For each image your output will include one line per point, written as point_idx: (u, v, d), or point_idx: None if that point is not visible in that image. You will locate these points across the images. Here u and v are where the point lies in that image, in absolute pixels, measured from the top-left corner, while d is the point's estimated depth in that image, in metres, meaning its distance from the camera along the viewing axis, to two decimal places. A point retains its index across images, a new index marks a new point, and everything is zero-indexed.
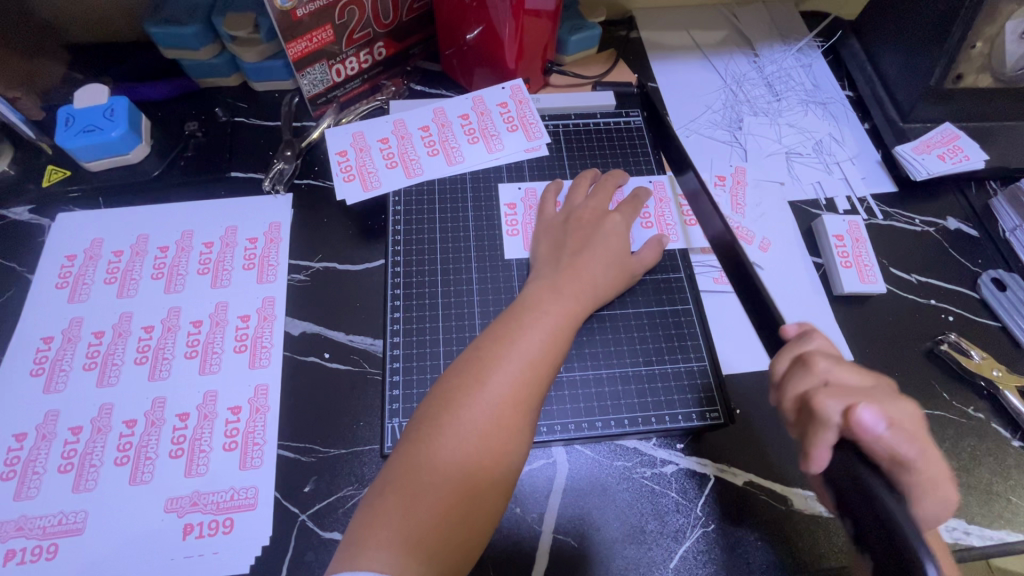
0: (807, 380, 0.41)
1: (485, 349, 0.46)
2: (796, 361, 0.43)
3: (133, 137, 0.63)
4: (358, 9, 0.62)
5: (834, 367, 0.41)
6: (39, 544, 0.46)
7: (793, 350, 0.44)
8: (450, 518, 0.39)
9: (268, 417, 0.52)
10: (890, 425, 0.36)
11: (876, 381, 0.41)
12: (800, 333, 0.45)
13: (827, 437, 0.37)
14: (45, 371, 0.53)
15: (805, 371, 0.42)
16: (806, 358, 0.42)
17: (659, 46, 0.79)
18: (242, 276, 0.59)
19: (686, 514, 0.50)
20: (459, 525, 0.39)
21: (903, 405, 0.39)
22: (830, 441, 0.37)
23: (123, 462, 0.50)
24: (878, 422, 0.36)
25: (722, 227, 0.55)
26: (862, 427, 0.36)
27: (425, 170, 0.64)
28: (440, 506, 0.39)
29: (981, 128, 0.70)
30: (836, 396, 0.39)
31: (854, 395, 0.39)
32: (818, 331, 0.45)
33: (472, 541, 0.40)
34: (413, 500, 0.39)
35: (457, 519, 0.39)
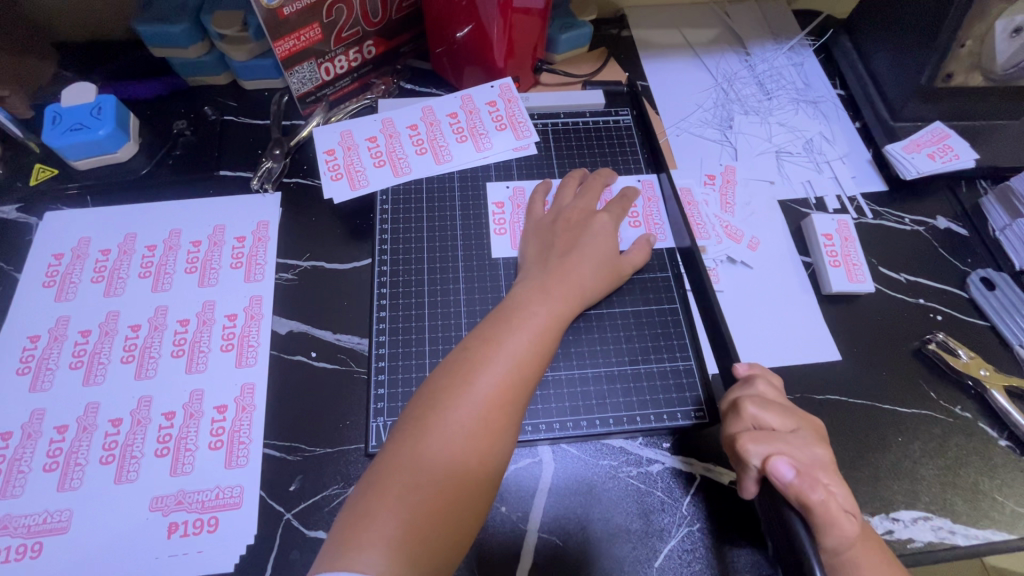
0: (737, 425, 0.46)
1: (472, 351, 0.46)
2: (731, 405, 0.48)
3: (121, 134, 0.63)
4: (346, 7, 0.62)
5: (761, 411, 0.46)
6: (23, 543, 0.46)
7: (731, 392, 0.49)
8: (434, 520, 0.39)
9: (254, 416, 0.52)
10: (798, 472, 0.41)
11: (797, 423, 0.46)
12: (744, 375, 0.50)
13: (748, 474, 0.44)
14: (31, 370, 0.53)
15: (736, 415, 0.47)
16: (737, 403, 0.47)
17: (650, 45, 0.79)
18: (229, 276, 0.59)
19: (671, 513, 0.50)
20: (443, 527, 0.39)
21: (815, 451, 0.44)
22: (750, 478, 0.44)
23: (108, 461, 0.50)
24: (787, 470, 0.41)
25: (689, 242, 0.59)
26: (774, 474, 0.41)
27: (413, 169, 0.64)
28: (425, 507, 0.39)
29: (971, 128, 0.70)
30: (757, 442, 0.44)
31: (773, 441, 0.44)
32: (760, 376, 0.49)
33: (456, 543, 0.40)
34: (397, 502, 0.39)
35: (441, 521, 0.39)
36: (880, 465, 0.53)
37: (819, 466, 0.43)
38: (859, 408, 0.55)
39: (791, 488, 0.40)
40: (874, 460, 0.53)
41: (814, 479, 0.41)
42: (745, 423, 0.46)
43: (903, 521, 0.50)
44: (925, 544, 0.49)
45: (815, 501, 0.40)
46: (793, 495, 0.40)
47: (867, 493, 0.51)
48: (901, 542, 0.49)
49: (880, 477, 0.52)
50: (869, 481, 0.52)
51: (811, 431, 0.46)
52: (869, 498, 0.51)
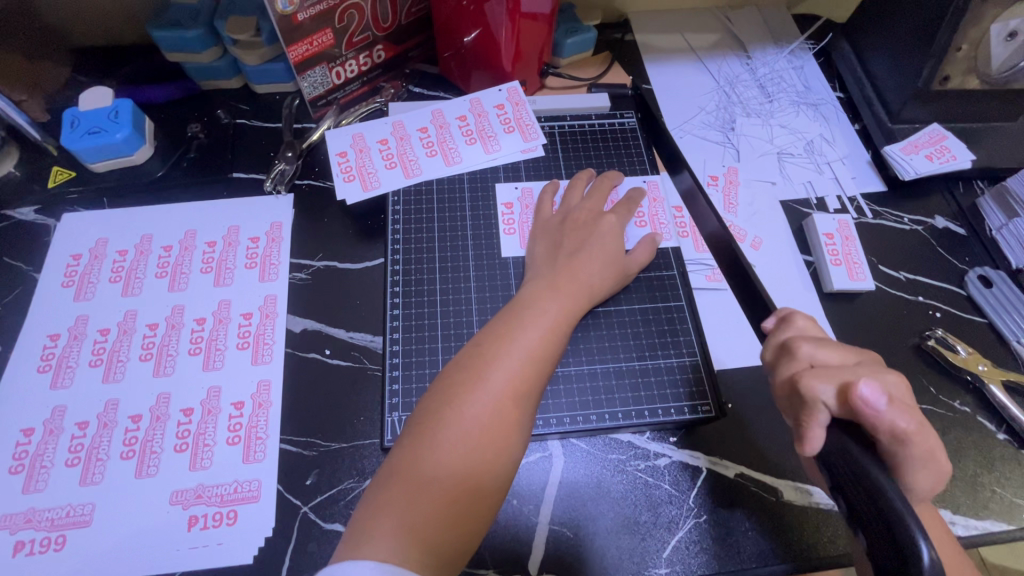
0: (791, 365, 0.42)
1: (486, 346, 0.47)
2: (781, 350, 0.44)
3: (137, 137, 0.64)
4: (357, 12, 0.63)
5: (816, 349, 0.42)
6: (47, 536, 0.47)
7: (774, 339, 0.45)
8: (451, 509, 0.40)
9: (271, 412, 0.54)
10: (888, 398, 0.36)
11: (859, 356, 0.41)
12: (779, 320, 0.47)
13: (817, 419, 0.38)
14: (52, 368, 0.55)
15: (788, 357, 0.43)
16: (789, 344, 0.43)
17: (653, 49, 0.80)
18: (244, 275, 0.60)
19: (678, 505, 0.51)
20: (460, 515, 0.40)
21: (889, 377, 0.39)
22: (821, 421, 0.38)
23: (129, 456, 0.51)
24: (879, 399, 0.36)
25: (717, 225, 0.57)
26: (858, 400, 0.36)
27: (424, 171, 0.65)
28: (443, 497, 0.40)
29: (968, 129, 0.71)
30: (825, 375, 0.39)
31: (838, 372, 0.39)
32: (796, 314, 0.46)
33: (472, 531, 0.41)
34: (416, 492, 0.40)
35: (459, 510, 0.41)
36: None
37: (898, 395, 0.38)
38: None
39: (881, 416, 0.36)
40: None
41: (902, 406, 0.36)
42: (800, 363, 0.41)
43: None
44: None
45: (905, 428, 0.35)
46: (881, 423, 0.36)
47: None
48: None
49: None
50: None
51: (874, 361, 0.41)
52: None
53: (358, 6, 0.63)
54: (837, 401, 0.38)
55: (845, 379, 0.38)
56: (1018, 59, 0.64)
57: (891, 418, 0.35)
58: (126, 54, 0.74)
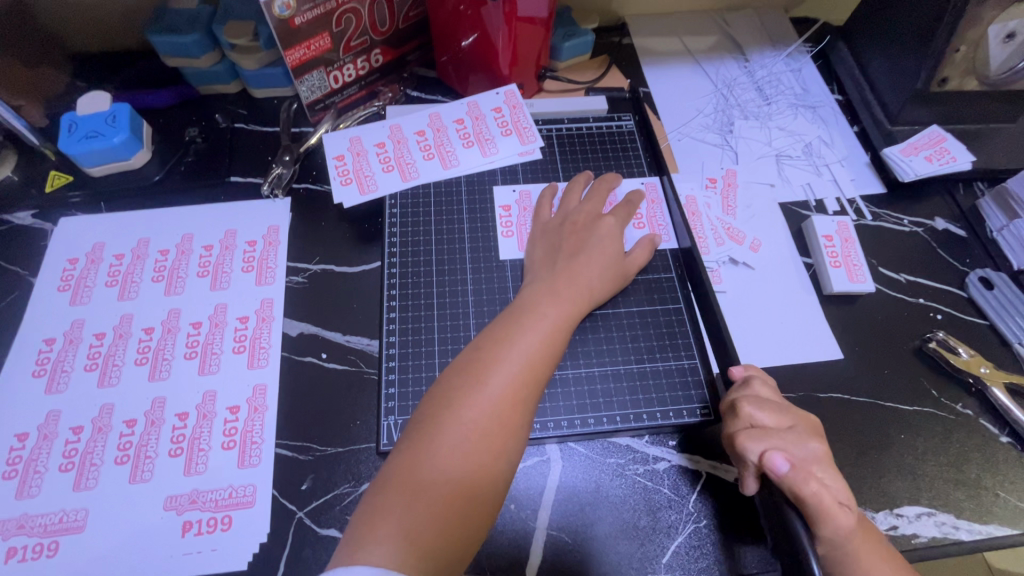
0: (733, 424, 0.47)
1: (485, 350, 0.47)
2: (728, 407, 0.49)
3: (135, 141, 0.64)
4: (355, 16, 0.63)
5: (757, 410, 0.47)
6: (40, 542, 0.47)
7: (730, 396, 0.50)
8: (449, 515, 0.40)
9: (267, 416, 0.53)
10: (792, 464, 0.43)
11: (793, 420, 0.47)
12: (741, 378, 0.51)
13: (748, 472, 0.45)
14: (47, 372, 0.54)
15: (732, 415, 0.48)
16: (734, 403, 0.48)
17: (651, 53, 0.80)
18: (241, 279, 0.60)
19: (678, 510, 0.50)
20: (458, 521, 0.40)
21: (809, 447, 0.45)
22: (748, 476, 0.45)
23: (123, 461, 0.50)
24: (783, 464, 0.42)
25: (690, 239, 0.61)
26: (771, 468, 0.43)
27: (421, 174, 0.65)
28: (441, 502, 0.40)
29: (967, 130, 0.71)
30: (755, 437, 0.45)
31: (768, 437, 0.45)
32: (756, 377, 0.50)
33: (469, 537, 0.40)
34: (413, 497, 0.40)
35: (456, 516, 0.40)
36: (884, 462, 0.53)
37: (815, 460, 0.44)
38: (861, 405, 0.56)
39: (785, 480, 0.42)
40: (877, 456, 0.54)
41: (807, 471, 0.43)
42: (741, 422, 0.47)
43: (908, 516, 0.51)
44: (929, 539, 0.50)
45: (808, 493, 0.41)
46: (787, 486, 0.42)
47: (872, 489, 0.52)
48: (906, 537, 0.50)
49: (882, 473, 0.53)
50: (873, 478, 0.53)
51: (806, 427, 0.47)
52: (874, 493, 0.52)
53: (356, 10, 0.63)
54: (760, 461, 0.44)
55: (769, 444, 0.44)
56: (1017, 59, 0.64)
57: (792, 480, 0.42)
58: (124, 60, 0.74)
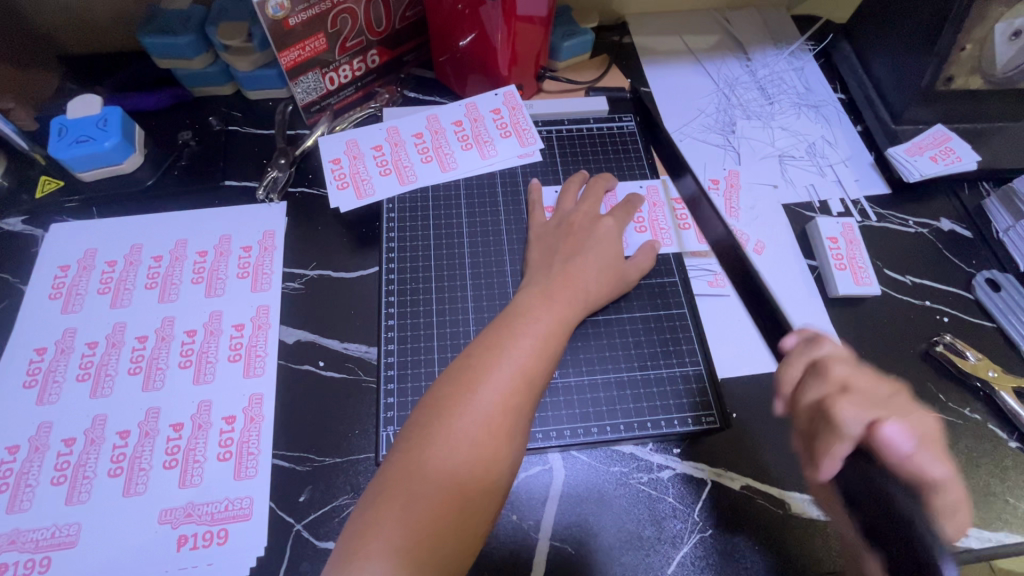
0: (819, 385, 0.46)
1: (476, 356, 0.46)
2: (811, 368, 0.47)
3: (127, 145, 0.63)
4: (350, 17, 0.62)
5: (846, 374, 0.46)
6: (31, 558, 0.46)
7: (804, 354, 0.49)
8: (440, 529, 0.39)
9: (263, 426, 0.52)
10: (914, 442, 0.40)
11: (892, 388, 0.45)
12: (802, 339, 0.50)
13: (842, 445, 0.42)
14: (38, 383, 0.53)
15: (818, 377, 0.46)
16: (818, 365, 0.47)
17: (651, 51, 0.79)
18: (236, 285, 0.59)
19: (683, 520, 0.49)
20: (448, 535, 0.39)
21: (921, 419, 0.43)
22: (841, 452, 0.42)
23: (116, 474, 0.49)
24: (904, 441, 0.40)
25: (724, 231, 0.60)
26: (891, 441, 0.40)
27: (419, 177, 0.64)
28: (430, 514, 0.39)
29: (974, 130, 0.70)
30: (857, 402, 0.43)
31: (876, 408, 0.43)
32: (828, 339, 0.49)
33: (460, 551, 0.39)
34: (404, 511, 0.39)
35: (446, 531, 0.39)
36: None
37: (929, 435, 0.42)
38: None
39: (911, 458, 0.39)
40: None
41: (923, 449, 0.40)
42: (832, 385, 0.45)
43: None
44: None
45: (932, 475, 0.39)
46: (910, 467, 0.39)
47: None
48: None
49: None
50: None
51: (905, 397, 0.45)
52: None
53: (351, 10, 0.62)
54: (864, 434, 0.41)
55: (878, 412, 0.42)
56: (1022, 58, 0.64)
57: (916, 460, 0.39)
58: (115, 62, 0.73)
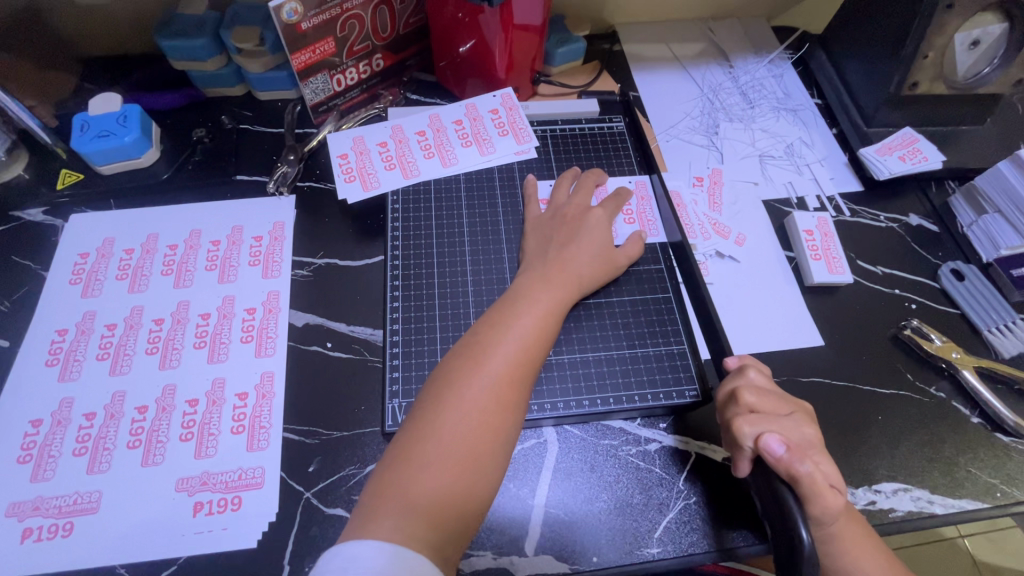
0: (733, 410, 0.50)
1: (482, 333, 0.50)
2: (728, 396, 0.51)
3: (145, 141, 0.66)
4: (358, 22, 0.66)
5: (756, 398, 0.50)
6: (55, 522, 0.49)
7: (727, 384, 0.52)
8: (455, 487, 0.42)
9: (274, 402, 0.55)
10: (788, 447, 0.46)
11: (791, 407, 0.50)
12: (737, 367, 0.53)
13: (744, 456, 0.48)
14: (59, 361, 0.56)
15: (732, 402, 0.51)
16: (735, 392, 0.51)
17: (640, 58, 0.84)
18: (248, 272, 0.62)
19: (669, 488, 0.53)
20: (461, 495, 0.42)
21: (804, 431, 0.48)
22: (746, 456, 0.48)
23: (135, 445, 0.52)
24: (778, 445, 0.45)
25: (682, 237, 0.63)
26: (767, 450, 0.46)
27: (422, 172, 0.68)
28: (445, 474, 0.42)
29: (939, 132, 0.75)
30: (755, 420, 0.48)
31: (764, 422, 0.48)
32: (750, 366, 0.53)
33: (473, 509, 0.43)
34: (418, 475, 0.42)
35: (459, 492, 0.42)
36: (861, 441, 0.56)
37: (809, 445, 0.47)
38: (841, 388, 0.59)
39: (782, 461, 0.45)
40: (854, 440, 0.56)
41: (803, 452, 0.46)
42: (742, 408, 0.49)
43: (885, 492, 0.54)
44: (905, 512, 0.53)
45: (803, 472, 0.45)
46: (783, 468, 0.45)
47: (849, 468, 0.55)
48: (883, 511, 0.53)
49: (861, 452, 0.56)
50: (850, 456, 0.56)
51: (802, 414, 0.50)
52: (852, 471, 0.55)
53: (359, 16, 0.66)
54: (754, 446, 0.47)
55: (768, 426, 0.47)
56: (982, 65, 0.70)
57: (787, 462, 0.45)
58: (131, 64, 0.77)
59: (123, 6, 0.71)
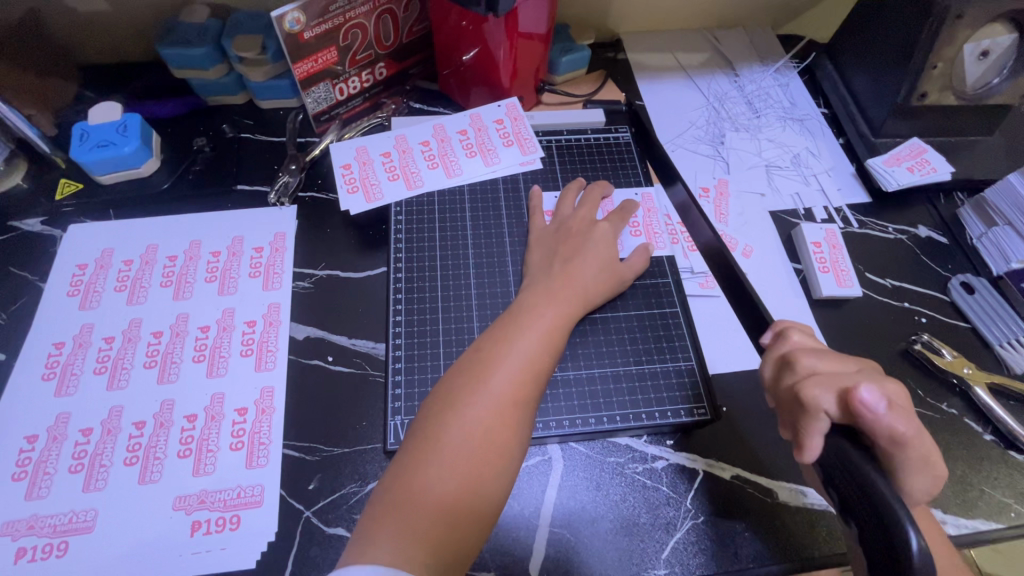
0: (793, 377, 0.44)
1: (486, 349, 0.49)
2: (782, 362, 0.46)
3: (145, 150, 0.65)
4: (361, 32, 0.66)
5: (816, 362, 0.44)
6: (50, 542, 0.48)
7: (773, 353, 0.48)
8: (457, 510, 0.41)
9: (274, 418, 0.54)
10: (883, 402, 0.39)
11: (857, 363, 0.44)
12: (775, 335, 0.49)
13: (818, 426, 0.41)
14: (56, 375, 0.55)
15: (789, 369, 0.45)
16: (790, 358, 0.45)
17: (645, 67, 0.83)
18: (248, 284, 0.61)
19: (676, 507, 0.52)
20: (462, 519, 0.41)
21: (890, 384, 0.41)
22: (821, 429, 0.41)
23: (132, 462, 0.51)
24: (879, 403, 0.38)
25: (711, 235, 0.60)
26: (862, 406, 0.38)
27: (426, 183, 0.67)
28: (447, 497, 0.41)
29: (948, 143, 0.74)
30: (823, 383, 0.41)
31: (831, 380, 0.42)
32: (791, 328, 0.49)
33: (476, 533, 0.42)
34: (419, 498, 0.41)
35: (462, 516, 0.41)
36: None
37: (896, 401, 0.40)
38: None
39: (872, 417, 0.38)
40: None
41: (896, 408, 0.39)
42: (801, 373, 0.44)
43: None
44: None
45: (896, 432, 0.38)
46: (868, 424, 0.39)
47: None
48: None
49: None
50: None
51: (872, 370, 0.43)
52: None
53: (362, 25, 0.65)
54: (840, 408, 0.40)
55: (840, 386, 0.41)
56: (992, 75, 0.69)
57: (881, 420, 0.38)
58: (133, 72, 0.76)
59: (125, 15, 0.71)
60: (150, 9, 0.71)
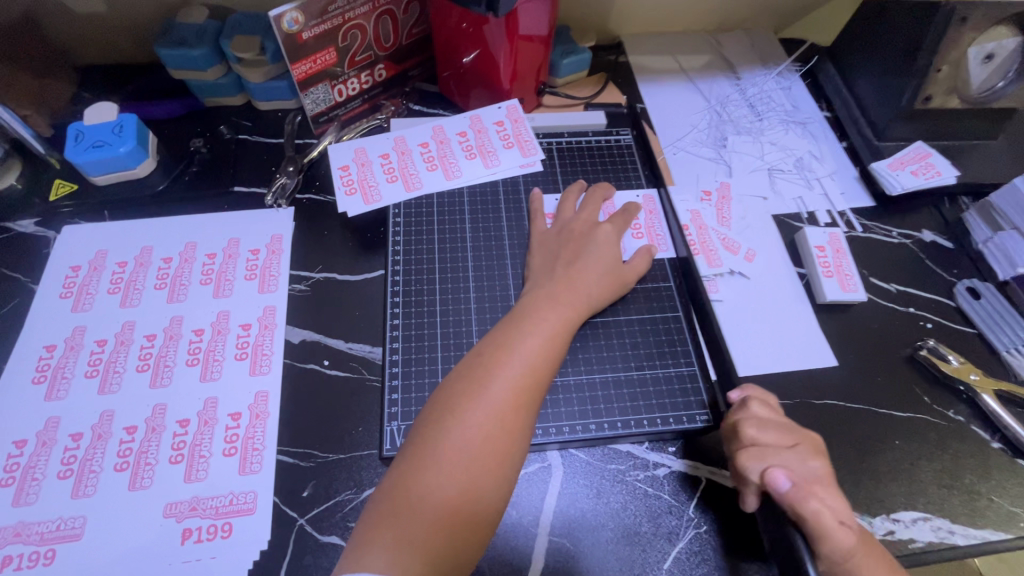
0: (735, 443, 0.48)
1: (486, 355, 0.47)
2: (731, 428, 0.49)
3: (140, 151, 0.65)
4: (360, 33, 0.65)
5: (759, 431, 0.47)
6: (36, 550, 0.46)
7: (730, 417, 0.50)
8: (456, 518, 0.40)
9: (268, 423, 0.53)
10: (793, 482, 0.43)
11: (795, 439, 0.47)
12: (737, 399, 0.51)
13: (748, 492, 0.46)
14: (47, 379, 0.54)
15: (734, 436, 0.49)
16: (735, 425, 0.49)
17: (647, 70, 0.83)
18: (244, 286, 0.61)
19: (678, 516, 0.51)
20: (461, 528, 0.40)
21: (813, 464, 0.45)
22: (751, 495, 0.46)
23: (123, 468, 0.50)
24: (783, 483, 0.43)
25: None
26: (772, 485, 0.43)
27: (424, 185, 0.67)
28: (445, 505, 0.40)
29: (952, 147, 0.73)
30: (755, 455, 0.46)
31: (767, 454, 0.46)
32: (752, 397, 0.50)
33: (475, 542, 0.41)
34: (417, 507, 0.40)
35: (460, 525, 0.40)
36: (878, 467, 0.54)
37: (816, 480, 0.44)
38: (856, 411, 0.57)
39: (785, 496, 0.43)
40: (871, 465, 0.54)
41: (808, 490, 0.43)
42: (742, 441, 0.47)
43: (904, 521, 0.52)
44: (926, 543, 0.51)
45: (809, 511, 0.42)
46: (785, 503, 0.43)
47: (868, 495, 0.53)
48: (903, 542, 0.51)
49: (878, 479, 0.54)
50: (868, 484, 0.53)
51: (809, 445, 0.47)
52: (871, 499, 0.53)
53: (361, 26, 0.65)
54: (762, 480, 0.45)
55: (767, 461, 0.45)
56: (996, 79, 0.68)
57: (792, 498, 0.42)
58: (130, 73, 0.76)
59: (122, 14, 0.70)
60: (148, 9, 0.70)
